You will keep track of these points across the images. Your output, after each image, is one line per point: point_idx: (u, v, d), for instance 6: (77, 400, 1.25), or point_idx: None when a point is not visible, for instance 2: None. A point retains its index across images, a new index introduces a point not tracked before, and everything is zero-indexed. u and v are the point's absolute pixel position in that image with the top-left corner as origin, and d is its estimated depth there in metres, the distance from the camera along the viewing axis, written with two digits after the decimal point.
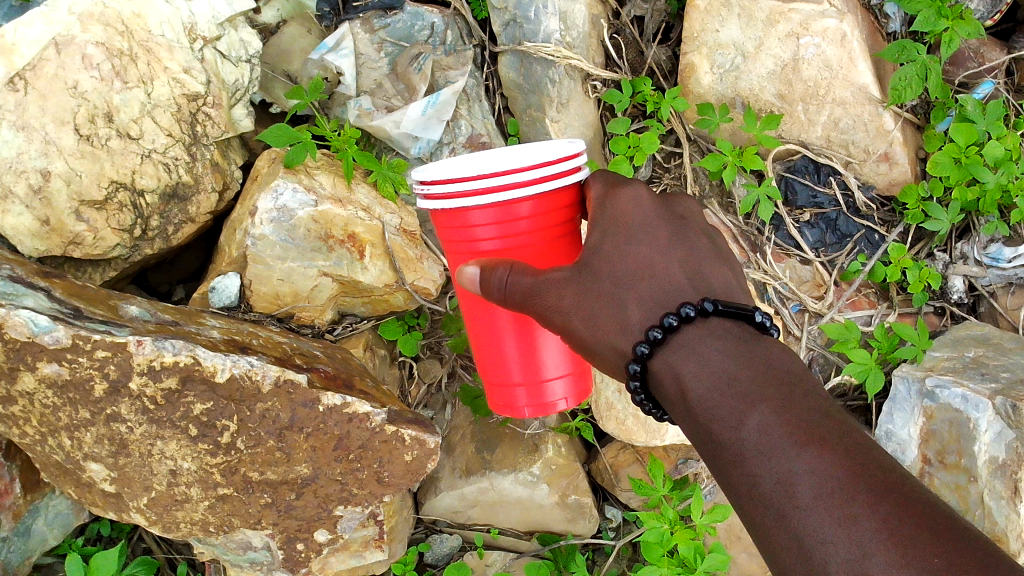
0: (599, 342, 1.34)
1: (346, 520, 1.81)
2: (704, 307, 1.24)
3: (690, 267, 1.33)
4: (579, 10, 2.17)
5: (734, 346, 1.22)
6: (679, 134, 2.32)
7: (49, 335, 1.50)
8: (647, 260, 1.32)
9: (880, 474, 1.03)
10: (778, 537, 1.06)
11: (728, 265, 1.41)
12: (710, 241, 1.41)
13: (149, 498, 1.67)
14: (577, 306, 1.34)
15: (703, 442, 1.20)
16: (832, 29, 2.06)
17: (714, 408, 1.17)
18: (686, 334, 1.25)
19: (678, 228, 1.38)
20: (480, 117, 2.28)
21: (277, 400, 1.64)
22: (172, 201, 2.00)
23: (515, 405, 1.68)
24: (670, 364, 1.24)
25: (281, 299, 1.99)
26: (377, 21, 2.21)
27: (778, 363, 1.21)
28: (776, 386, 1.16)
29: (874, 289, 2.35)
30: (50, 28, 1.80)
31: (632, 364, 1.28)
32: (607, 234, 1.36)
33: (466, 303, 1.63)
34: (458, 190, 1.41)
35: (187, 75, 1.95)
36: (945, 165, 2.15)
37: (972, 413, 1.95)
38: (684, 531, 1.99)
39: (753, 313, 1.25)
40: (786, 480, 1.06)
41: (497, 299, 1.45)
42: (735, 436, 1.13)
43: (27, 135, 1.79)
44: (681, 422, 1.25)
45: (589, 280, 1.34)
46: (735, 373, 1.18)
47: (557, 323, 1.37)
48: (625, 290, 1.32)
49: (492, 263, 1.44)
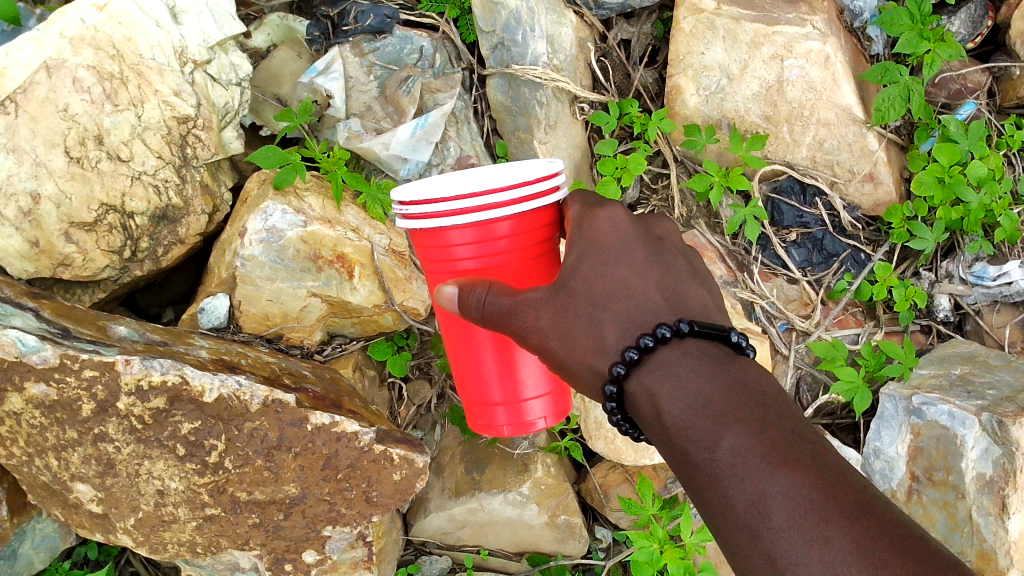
0: (576, 363, 1.35)
1: (334, 541, 1.79)
2: (680, 327, 1.24)
3: (667, 287, 1.34)
4: (565, 33, 2.21)
5: (709, 367, 1.23)
6: (666, 155, 2.34)
7: (37, 355, 1.51)
8: (624, 281, 1.33)
9: (853, 495, 1.04)
10: (752, 558, 1.07)
11: (704, 285, 1.42)
12: (687, 262, 1.42)
13: (136, 519, 1.66)
14: (554, 326, 1.35)
15: (678, 462, 1.20)
16: (815, 51, 2.09)
17: (689, 429, 1.18)
18: (662, 355, 1.25)
19: (655, 248, 1.38)
20: (469, 139, 2.29)
21: (265, 419, 1.64)
22: (162, 222, 2.01)
23: (495, 424, 1.69)
24: (647, 385, 1.25)
25: (271, 320, 1.99)
26: (366, 45, 2.25)
27: (753, 384, 1.21)
28: (750, 407, 1.16)
29: (861, 308, 2.37)
30: (40, 52, 1.82)
31: (609, 385, 1.28)
32: (584, 254, 1.35)
33: (446, 323, 1.65)
34: (435, 211, 1.43)
35: (177, 98, 1.95)
36: (929, 184, 2.17)
37: (959, 429, 1.95)
38: (673, 550, 1.98)
39: (730, 333, 1.26)
40: (760, 501, 1.07)
41: (475, 319, 1.45)
42: (710, 457, 1.14)
43: (17, 157, 1.80)
44: (657, 443, 1.25)
45: (566, 301, 1.35)
46: (710, 394, 1.19)
47: (535, 343, 1.38)
48: (601, 311, 1.33)
49: (470, 282, 1.45)
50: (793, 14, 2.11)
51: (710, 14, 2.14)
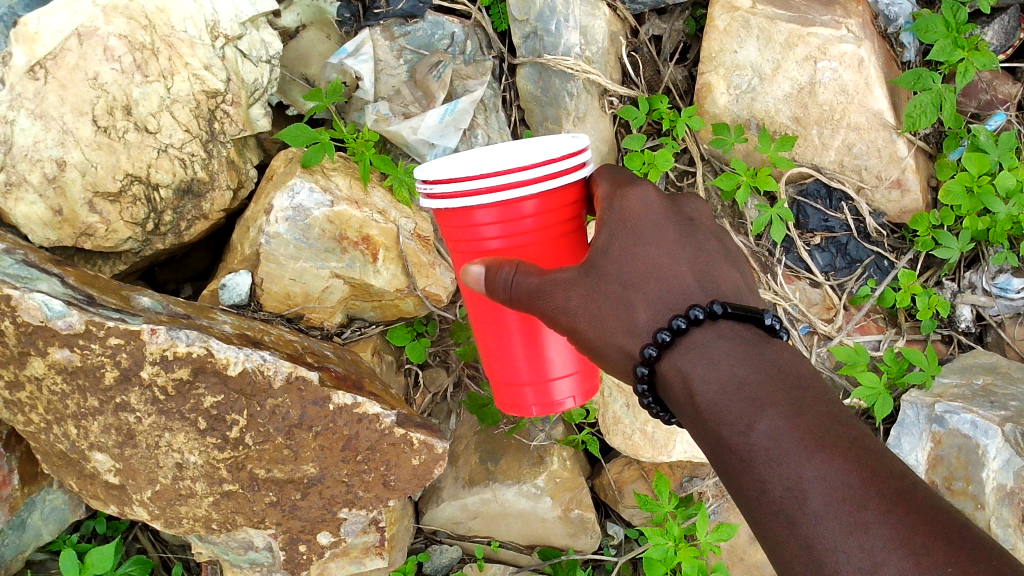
0: (606, 344, 1.33)
1: (349, 524, 1.78)
2: (714, 309, 1.21)
3: (699, 269, 1.32)
4: (598, 26, 2.19)
5: (744, 348, 1.20)
6: (693, 153, 2.33)
7: (62, 320, 1.49)
8: (655, 262, 1.31)
9: (893, 479, 1.02)
10: (787, 544, 1.05)
11: (737, 266, 1.38)
12: (720, 242, 1.39)
13: (153, 491, 1.64)
14: (583, 306, 1.33)
15: (711, 444, 1.18)
16: (849, 54, 2.07)
17: (723, 412, 1.16)
18: (695, 336, 1.23)
19: (688, 229, 1.36)
20: (497, 127, 2.28)
21: (288, 396, 1.63)
22: (187, 196, 1.99)
23: (523, 404, 1.67)
24: (678, 367, 1.23)
25: (292, 299, 1.98)
26: (397, 29, 2.22)
27: (789, 367, 1.19)
28: (786, 389, 1.14)
29: (883, 315, 2.36)
30: (73, 19, 1.80)
31: (640, 366, 1.26)
32: (615, 235, 1.34)
33: (471, 303, 1.63)
34: (462, 190, 1.40)
35: (208, 72, 1.92)
36: (958, 193, 2.14)
37: (982, 439, 1.95)
38: (688, 548, 1.97)
39: (765, 315, 1.21)
40: (796, 487, 1.05)
41: (502, 299, 1.44)
42: (745, 441, 1.12)
43: (45, 124, 1.79)
44: (689, 426, 1.23)
45: (595, 282, 1.33)
46: (744, 376, 1.17)
47: (563, 324, 1.37)
48: (632, 292, 1.31)
49: (498, 261, 1.43)
50: (828, 16, 2.10)
51: (746, 12, 2.12)
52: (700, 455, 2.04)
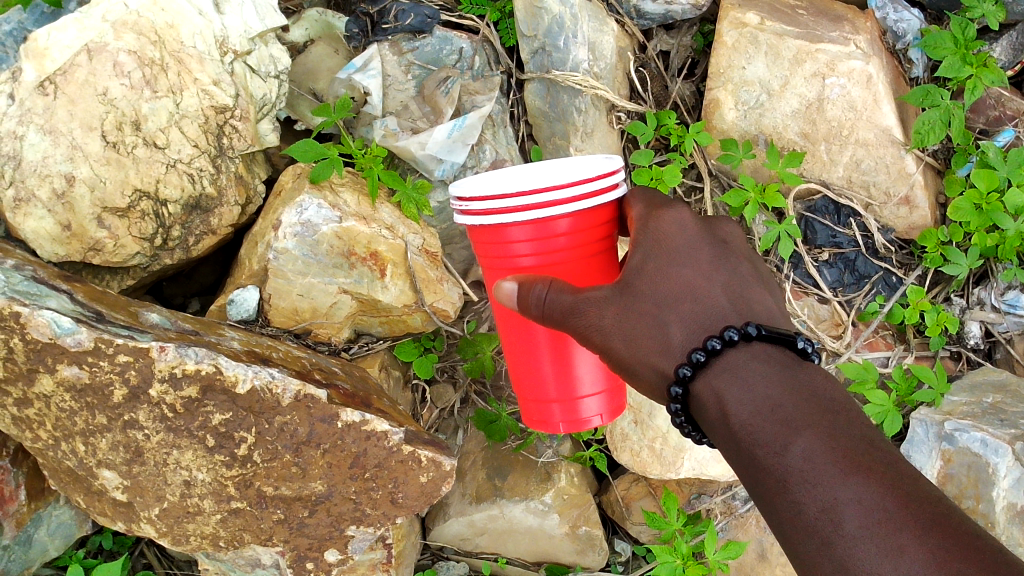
0: (638, 362, 1.32)
1: (357, 541, 1.76)
2: (748, 330, 1.22)
3: (733, 291, 1.32)
4: (607, 41, 2.20)
5: (777, 370, 1.20)
6: (701, 169, 2.33)
7: (72, 337, 1.50)
8: (690, 283, 1.31)
9: (929, 504, 1.02)
10: (822, 566, 1.05)
11: (768, 289, 1.39)
12: (752, 266, 1.40)
13: (161, 509, 1.64)
14: (617, 325, 1.33)
15: (743, 465, 1.17)
16: (857, 70, 2.09)
17: (757, 434, 1.15)
18: (729, 357, 1.22)
19: (721, 252, 1.37)
20: (504, 143, 2.27)
21: (296, 414, 1.62)
22: (195, 212, 1.98)
23: (550, 421, 1.67)
24: (712, 387, 1.22)
25: (300, 315, 1.98)
26: (405, 44, 2.22)
27: (821, 388, 1.18)
28: (821, 411, 1.14)
29: (891, 332, 2.35)
30: (83, 35, 1.81)
31: (673, 386, 1.25)
32: (650, 254, 1.34)
33: (501, 321, 1.63)
34: (498, 206, 1.41)
35: (216, 87, 1.92)
36: (966, 210, 2.14)
37: (992, 458, 1.93)
38: (696, 566, 1.96)
39: (796, 338, 1.23)
40: (832, 509, 1.04)
41: (535, 316, 1.44)
42: (779, 462, 1.11)
43: (54, 139, 1.80)
44: (721, 447, 1.22)
45: (628, 302, 1.33)
46: (779, 398, 1.16)
47: (596, 342, 1.36)
48: (667, 312, 1.30)
49: (531, 278, 1.43)
50: (837, 33, 2.12)
51: (754, 29, 2.12)
52: (707, 473, 2.01)
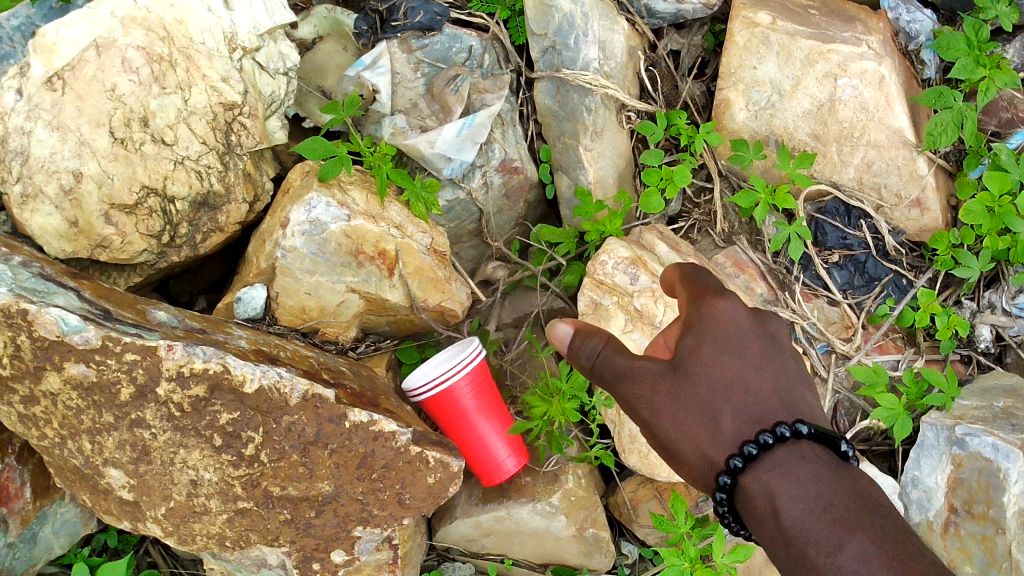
0: (688, 447, 1.41)
1: (364, 542, 1.76)
2: (799, 428, 1.32)
3: (784, 393, 1.42)
4: (617, 40, 2.19)
5: (826, 471, 1.30)
6: (711, 168, 2.32)
7: (79, 335, 1.49)
8: (740, 377, 1.42)
9: None
10: None
11: (811, 391, 1.49)
12: (796, 364, 1.50)
13: (167, 508, 1.63)
14: (671, 408, 1.42)
15: (790, 562, 1.25)
16: (870, 71, 2.08)
17: (808, 532, 1.24)
18: (780, 454, 1.32)
19: (770, 349, 1.47)
20: (514, 142, 2.24)
21: (304, 413, 1.61)
22: (203, 209, 1.97)
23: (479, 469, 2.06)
24: (762, 482, 1.30)
25: (307, 313, 1.97)
26: (415, 42, 2.21)
27: (867, 492, 1.28)
28: (868, 514, 1.24)
29: (901, 334, 2.30)
30: (91, 30, 1.80)
31: (722, 476, 1.34)
32: (706, 340, 1.44)
33: (464, 440, 2.00)
34: (440, 384, 1.89)
35: (225, 84, 1.91)
36: (978, 213, 2.12)
37: (1003, 463, 1.91)
38: (704, 569, 1.95)
39: (840, 441, 1.33)
40: None
41: (582, 365, 1.50)
42: (831, 562, 1.19)
43: (62, 135, 1.79)
44: (766, 543, 1.30)
45: (680, 388, 1.42)
46: (829, 498, 1.26)
47: (646, 419, 1.45)
48: (723, 401, 1.40)
49: (587, 327, 1.48)
50: (848, 33, 2.11)
51: (766, 28, 2.13)
52: None
